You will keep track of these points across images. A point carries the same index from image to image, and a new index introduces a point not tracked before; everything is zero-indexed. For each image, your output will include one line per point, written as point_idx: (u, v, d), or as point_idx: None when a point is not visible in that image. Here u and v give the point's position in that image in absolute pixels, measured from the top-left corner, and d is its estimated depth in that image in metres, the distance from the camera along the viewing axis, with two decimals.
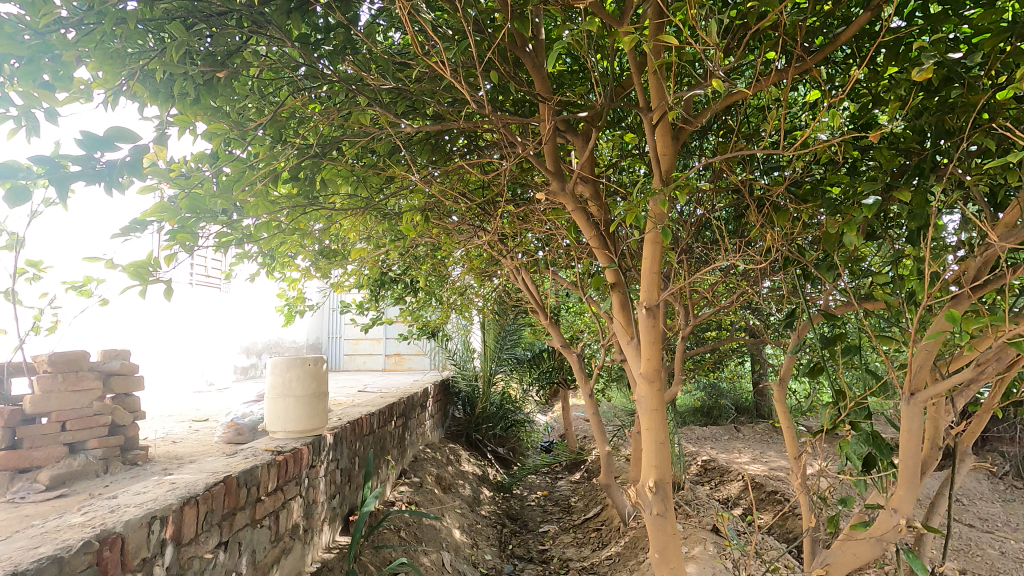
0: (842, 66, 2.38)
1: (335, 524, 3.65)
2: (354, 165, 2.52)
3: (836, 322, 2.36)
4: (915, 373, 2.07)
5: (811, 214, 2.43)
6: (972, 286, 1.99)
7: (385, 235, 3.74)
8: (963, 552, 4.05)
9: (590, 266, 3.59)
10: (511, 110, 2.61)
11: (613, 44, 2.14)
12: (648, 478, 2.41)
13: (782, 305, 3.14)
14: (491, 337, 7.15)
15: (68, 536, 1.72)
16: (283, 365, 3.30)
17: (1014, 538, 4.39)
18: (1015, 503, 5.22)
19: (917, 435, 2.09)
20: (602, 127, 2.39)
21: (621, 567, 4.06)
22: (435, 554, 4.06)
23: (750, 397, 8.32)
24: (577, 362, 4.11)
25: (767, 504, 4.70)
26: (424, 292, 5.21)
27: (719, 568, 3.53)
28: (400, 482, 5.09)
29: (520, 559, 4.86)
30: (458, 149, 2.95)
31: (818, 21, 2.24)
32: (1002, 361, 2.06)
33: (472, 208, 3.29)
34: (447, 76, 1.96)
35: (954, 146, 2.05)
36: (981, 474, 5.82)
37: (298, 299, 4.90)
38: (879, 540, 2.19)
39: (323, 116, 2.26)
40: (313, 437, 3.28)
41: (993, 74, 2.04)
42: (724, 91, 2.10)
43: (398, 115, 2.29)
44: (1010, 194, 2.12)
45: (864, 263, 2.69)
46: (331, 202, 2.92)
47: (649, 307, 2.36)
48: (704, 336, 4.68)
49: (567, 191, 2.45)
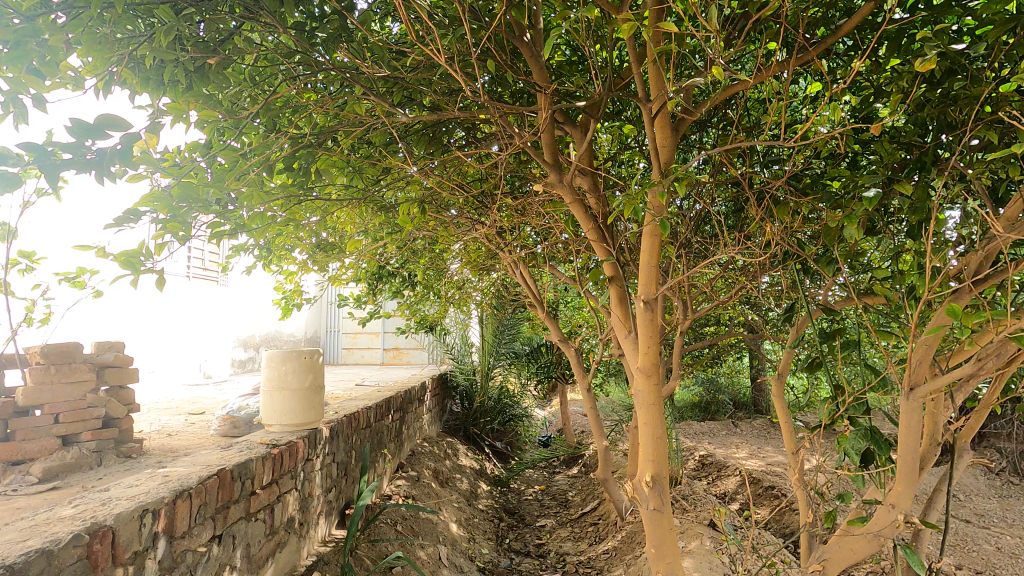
0: (843, 58, 2.35)
1: (331, 518, 3.64)
2: (351, 155, 2.49)
3: (835, 316, 2.34)
4: (915, 368, 2.05)
5: (811, 207, 2.40)
6: (973, 281, 1.96)
7: (382, 228, 3.72)
8: (959, 548, 4.06)
9: (589, 259, 3.58)
10: (510, 102, 2.59)
11: (612, 34, 2.10)
12: (645, 473, 2.39)
13: (780, 300, 3.13)
14: (489, 331, 7.16)
15: (58, 529, 1.70)
16: (279, 357, 3.30)
17: (1009, 534, 4.40)
18: (1011, 499, 5.24)
19: (915, 432, 2.07)
20: (601, 118, 2.36)
21: (618, 562, 4.05)
22: (432, 548, 4.05)
23: (747, 393, 8.34)
24: (575, 357, 4.08)
25: (764, 499, 4.72)
26: (423, 286, 5.19)
27: (715, 563, 3.53)
28: (397, 476, 5.08)
29: (517, 553, 4.86)
30: (456, 141, 2.93)
31: (820, 12, 2.21)
32: (1001, 356, 2.03)
33: (470, 201, 3.27)
34: (442, 65, 1.92)
35: (956, 140, 2.02)
36: (978, 469, 5.84)
37: (296, 292, 4.87)
38: (877, 535, 2.17)
39: (318, 106, 2.22)
40: (308, 430, 3.26)
41: (997, 66, 2.01)
42: (724, 82, 2.08)
43: (394, 105, 2.26)
44: (1011, 189, 2.10)
45: (864, 258, 2.66)
46: (327, 194, 2.90)
47: (647, 301, 2.33)
48: (703, 331, 4.68)
49: (565, 183, 2.42)
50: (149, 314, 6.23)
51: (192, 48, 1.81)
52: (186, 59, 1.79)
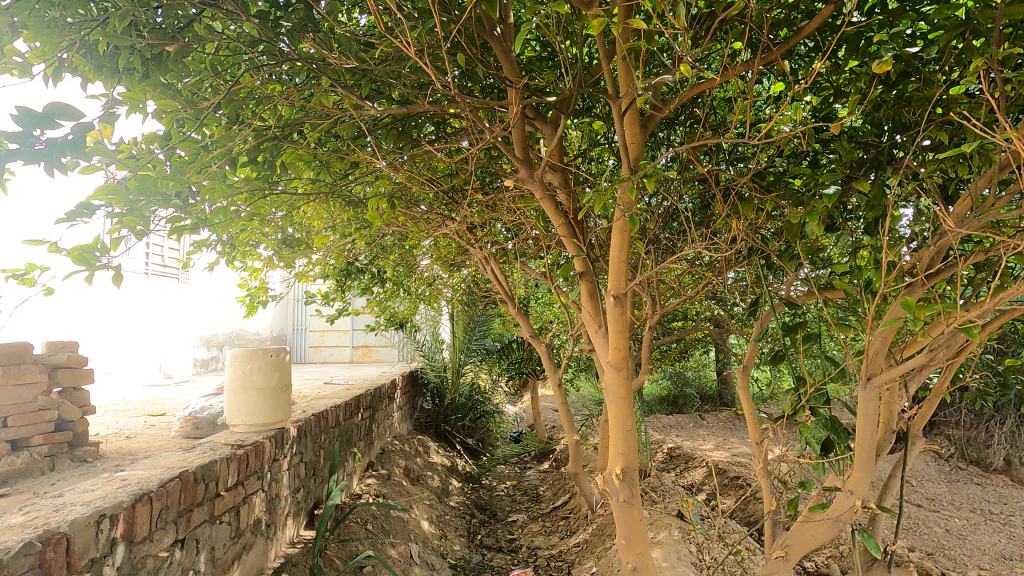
0: (805, 59, 2.41)
1: (299, 519, 3.57)
2: (318, 149, 2.44)
3: (797, 310, 2.41)
4: (872, 359, 2.13)
5: (774, 204, 2.47)
6: (925, 275, 2.04)
7: (351, 224, 3.66)
8: (912, 530, 4.27)
9: (559, 255, 3.60)
10: (480, 97, 2.57)
11: (582, 30, 2.11)
12: (615, 466, 2.42)
13: (744, 295, 3.21)
14: (460, 327, 7.13)
15: (7, 537, 1.62)
16: (243, 356, 3.19)
17: (957, 517, 4.63)
18: (958, 483, 5.52)
19: (872, 420, 2.16)
20: (571, 114, 2.37)
21: (589, 554, 4.10)
22: (403, 546, 4.02)
23: (714, 386, 8.55)
24: (546, 352, 4.10)
25: (730, 489, 4.85)
26: (392, 283, 5.13)
27: (683, 553, 3.61)
28: (367, 475, 5.02)
29: (489, 548, 4.87)
30: (426, 136, 2.90)
31: (782, 13, 2.26)
32: (951, 347, 2.13)
33: (440, 197, 3.24)
34: (411, 58, 1.89)
35: (910, 140, 2.10)
36: (929, 456, 6.13)
37: (262, 289, 4.75)
38: (836, 521, 2.25)
39: (283, 98, 2.17)
40: (275, 430, 3.19)
41: (948, 69, 2.10)
42: (690, 81, 2.11)
43: (362, 98, 2.23)
44: (960, 188, 2.20)
45: (824, 254, 2.75)
46: (293, 188, 2.83)
47: (617, 296, 2.35)
48: (670, 325, 4.77)
49: (536, 179, 2.42)
50: (105, 312, 5.99)
51: (148, 35, 1.74)
52: (143, 46, 1.72)
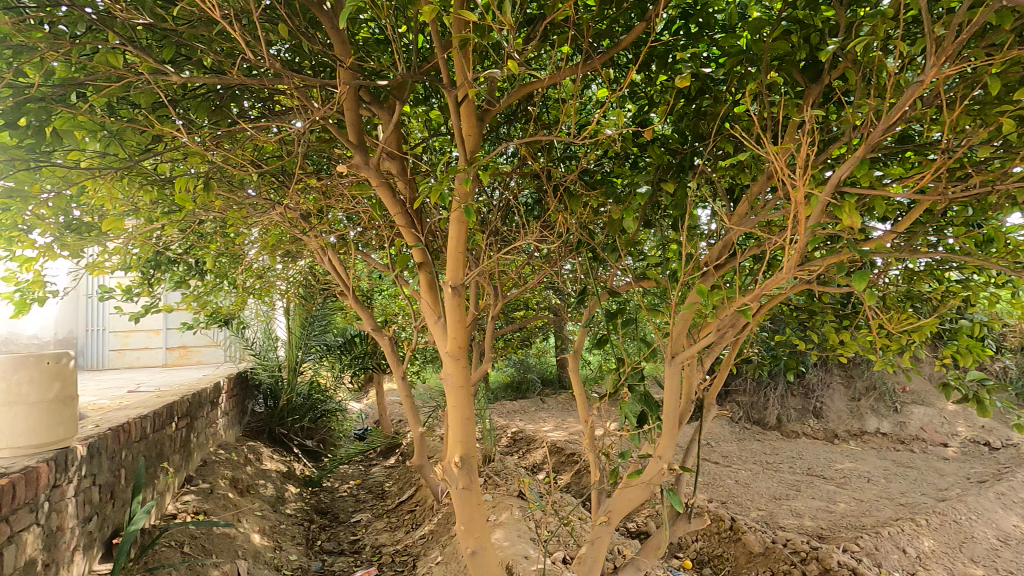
0: (625, 69, 2.64)
1: (93, 552, 3.04)
2: (105, 118, 2.07)
3: (618, 298, 2.66)
4: (675, 339, 2.42)
5: (599, 200, 2.68)
6: (716, 265, 2.37)
7: (157, 207, 3.19)
8: (711, 484, 5.02)
9: (401, 246, 3.52)
10: (309, 75, 2.40)
11: (416, 17, 2.07)
12: (454, 455, 2.44)
13: (576, 285, 3.46)
14: (297, 322, 6.66)
15: None
16: (9, 363, 2.57)
17: (743, 469, 5.55)
18: (744, 441, 6.62)
19: (676, 393, 2.45)
20: (408, 101, 2.32)
21: (434, 545, 4.13)
22: (229, 565, 3.66)
23: (553, 371, 9.12)
24: (389, 346, 4.01)
25: (566, 466, 5.22)
26: (214, 275, 4.60)
27: (523, 530, 3.80)
28: (185, 491, 4.46)
29: (330, 553, 4.64)
30: (247, 112, 2.62)
31: (605, 24, 2.45)
32: (734, 326, 2.51)
33: (266, 181, 2.97)
34: (221, 23, 1.69)
35: (706, 148, 2.42)
36: (724, 420, 7.25)
37: (37, 284, 3.94)
38: (649, 484, 2.53)
39: (53, 53, 1.80)
40: (56, 452, 2.68)
41: (734, 90, 2.44)
42: (522, 78, 2.18)
43: (162, 63, 1.94)
44: (743, 192, 2.59)
45: (641, 247, 3.06)
46: (74, 163, 2.37)
47: (455, 287, 2.36)
48: (512, 315, 4.96)
49: (371, 165, 2.32)
50: None
51: None
52: None
